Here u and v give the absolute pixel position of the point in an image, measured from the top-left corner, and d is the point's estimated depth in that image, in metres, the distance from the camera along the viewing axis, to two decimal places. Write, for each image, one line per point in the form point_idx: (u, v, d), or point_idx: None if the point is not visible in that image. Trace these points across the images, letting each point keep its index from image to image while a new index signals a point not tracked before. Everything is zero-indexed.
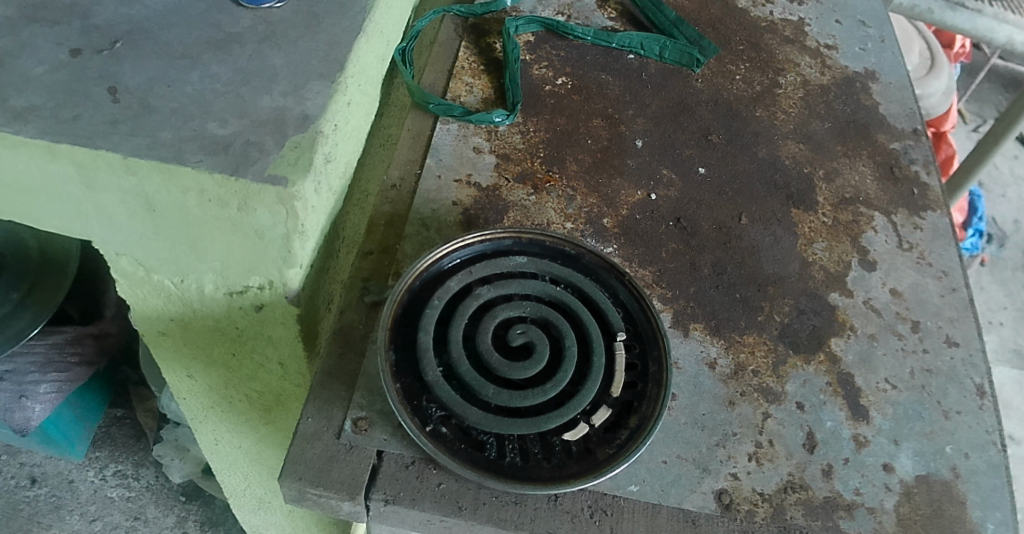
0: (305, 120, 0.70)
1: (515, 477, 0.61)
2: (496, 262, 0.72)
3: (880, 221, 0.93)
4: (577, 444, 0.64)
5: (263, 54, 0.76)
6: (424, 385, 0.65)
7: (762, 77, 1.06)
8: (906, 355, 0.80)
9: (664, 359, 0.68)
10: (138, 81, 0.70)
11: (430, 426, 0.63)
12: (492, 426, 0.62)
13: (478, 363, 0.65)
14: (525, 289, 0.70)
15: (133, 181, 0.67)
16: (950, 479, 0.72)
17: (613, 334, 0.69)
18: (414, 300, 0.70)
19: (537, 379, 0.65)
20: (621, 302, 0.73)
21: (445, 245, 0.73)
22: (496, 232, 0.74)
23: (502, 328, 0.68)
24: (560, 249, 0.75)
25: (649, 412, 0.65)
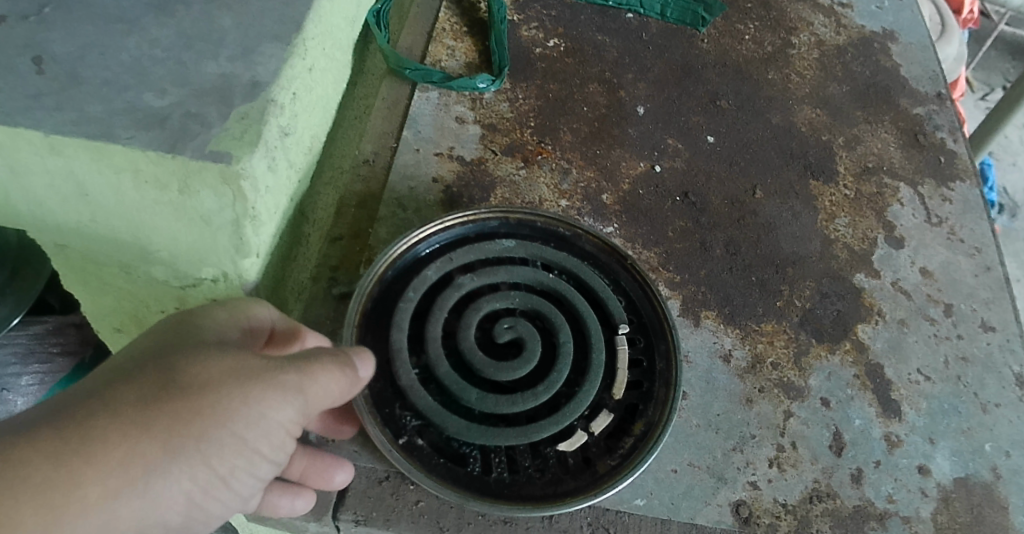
0: (255, 88, 0.61)
1: (503, 496, 0.54)
2: (480, 247, 0.64)
3: (906, 193, 0.84)
4: (573, 456, 0.56)
5: (211, 14, 0.66)
6: (398, 390, 0.57)
7: (773, 36, 0.97)
8: (939, 342, 0.72)
9: (673, 356, 0.61)
10: (68, 50, 0.61)
11: (405, 438, 0.55)
12: (476, 438, 0.54)
13: (459, 364, 0.57)
14: (513, 277, 0.62)
15: (60, 161, 0.58)
16: (991, 482, 0.65)
17: (615, 326, 0.61)
18: (387, 292, 0.61)
19: (528, 381, 0.57)
20: (623, 289, 0.65)
21: (422, 228, 0.64)
22: (480, 213, 0.66)
23: (487, 322, 0.59)
24: (553, 231, 0.67)
25: (657, 418, 0.58)
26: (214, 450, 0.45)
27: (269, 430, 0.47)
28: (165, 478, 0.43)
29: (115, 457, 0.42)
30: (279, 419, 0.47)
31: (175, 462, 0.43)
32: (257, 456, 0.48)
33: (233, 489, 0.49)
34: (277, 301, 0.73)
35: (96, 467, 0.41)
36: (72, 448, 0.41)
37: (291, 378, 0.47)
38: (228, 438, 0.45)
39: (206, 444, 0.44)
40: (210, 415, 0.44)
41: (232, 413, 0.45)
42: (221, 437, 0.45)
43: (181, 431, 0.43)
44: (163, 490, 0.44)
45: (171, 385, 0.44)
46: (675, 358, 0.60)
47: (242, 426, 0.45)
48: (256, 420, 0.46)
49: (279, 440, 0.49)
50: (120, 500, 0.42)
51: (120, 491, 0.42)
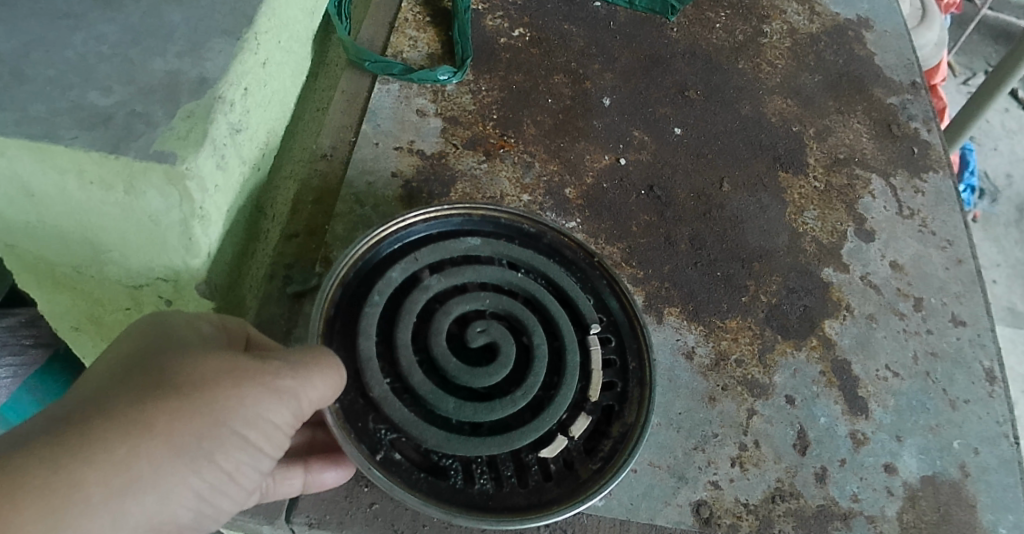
0: (202, 85, 0.59)
1: (487, 507, 0.52)
2: (444, 246, 0.61)
3: (878, 185, 0.83)
4: (554, 461, 0.55)
5: (160, 9, 0.64)
6: (371, 401, 0.53)
7: (744, 25, 0.95)
8: (908, 337, 0.71)
9: (645, 354, 0.60)
10: (9, 46, 0.59)
11: (381, 454, 0.51)
12: (458, 449, 0.52)
13: (433, 371, 0.55)
14: (481, 278, 0.59)
15: (1, 161, 0.56)
16: (958, 480, 0.64)
17: (586, 326, 0.60)
18: (351, 296, 0.58)
19: (502, 385, 0.55)
20: (593, 286, 0.63)
21: (385, 226, 0.61)
22: (443, 209, 0.63)
23: (457, 325, 0.57)
24: (517, 227, 0.65)
25: (633, 418, 0.57)
26: (219, 448, 0.43)
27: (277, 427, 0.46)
28: (170, 478, 0.41)
29: (118, 456, 0.39)
30: (286, 418, 0.46)
31: (179, 462, 0.41)
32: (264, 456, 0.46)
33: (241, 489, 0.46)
34: (232, 301, 0.71)
35: (99, 469, 0.39)
36: (68, 451, 0.38)
37: (288, 384, 0.45)
38: (232, 436, 0.43)
39: (211, 442, 0.42)
40: (215, 411, 0.42)
41: (236, 411, 0.43)
42: (225, 436, 0.43)
43: (186, 430, 0.41)
44: (172, 490, 0.41)
45: (171, 383, 0.42)
46: (647, 358, 0.60)
47: (247, 423, 0.44)
48: (262, 417, 0.44)
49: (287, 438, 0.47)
50: (121, 505, 0.40)
51: (120, 495, 0.39)
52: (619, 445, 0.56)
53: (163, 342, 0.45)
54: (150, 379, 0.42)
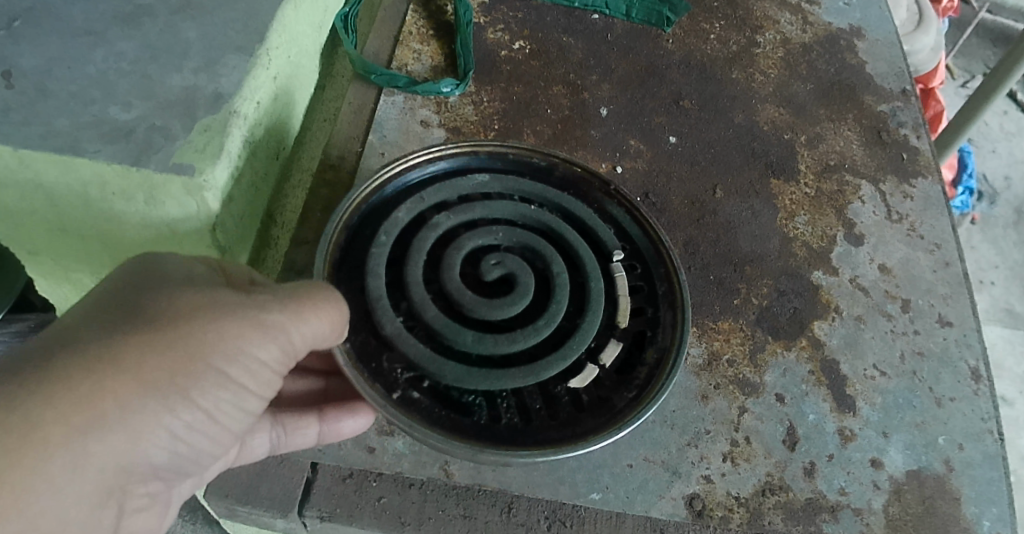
0: (219, 99, 0.62)
1: (519, 441, 0.54)
2: (452, 184, 0.66)
3: (868, 191, 0.86)
4: (586, 393, 0.58)
5: (177, 27, 0.68)
6: (381, 341, 0.56)
7: (738, 35, 0.98)
8: (895, 337, 0.74)
9: (673, 278, 0.65)
10: (35, 64, 0.63)
11: (398, 393, 0.55)
12: (479, 382, 0.54)
13: (446, 306, 0.58)
14: (493, 212, 0.64)
15: (27, 173, 0.59)
16: (943, 474, 0.66)
17: (607, 255, 0.65)
18: (353, 238, 0.62)
19: (522, 319, 0.58)
20: (611, 217, 0.69)
21: (387, 170, 0.66)
22: (446, 149, 0.69)
23: (472, 259, 0.61)
24: (528, 161, 0.71)
25: (667, 342, 0.62)
26: (196, 382, 0.47)
27: (258, 366, 0.49)
28: (145, 410, 0.45)
29: (85, 393, 0.43)
30: (263, 356, 0.49)
31: (151, 397, 0.45)
32: (241, 394, 0.50)
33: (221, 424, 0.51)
34: None
35: (64, 404, 0.43)
36: (37, 386, 0.42)
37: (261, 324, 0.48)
38: (210, 371, 0.47)
39: (187, 376, 0.46)
40: (193, 347, 0.46)
41: (216, 345, 0.47)
42: (197, 372, 0.47)
43: (164, 363, 0.45)
44: (142, 426, 0.46)
45: (152, 319, 0.46)
46: (674, 278, 0.65)
47: (225, 358, 0.48)
48: (242, 352, 0.48)
49: (265, 377, 0.51)
50: (82, 443, 0.43)
51: (83, 433, 0.43)
52: (654, 371, 0.60)
53: (149, 278, 0.48)
54: (134, 314, 0.46)
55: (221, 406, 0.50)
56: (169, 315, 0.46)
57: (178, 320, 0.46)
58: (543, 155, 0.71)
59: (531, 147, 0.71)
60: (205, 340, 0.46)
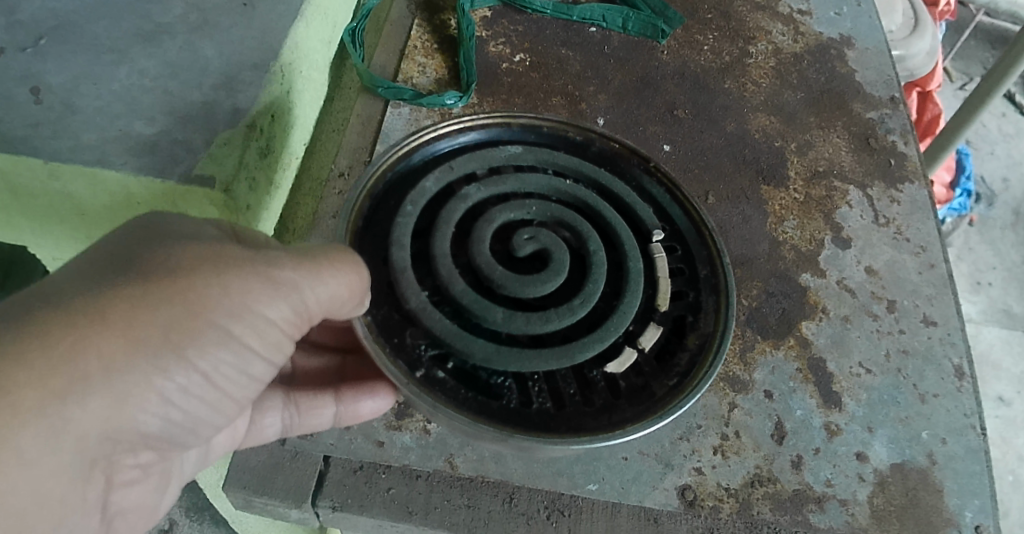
0: (236, 114, 0.69)
1: (552, 427, 0.56)
2: (485, 155, 0.69)
3: (855, 195, 0.89)
4: (623, 379, 0.60)
5: (195, 44, 0.75)
6: (404, 316, 0.59)
7: (731, 46, 1.02)
8: (881, 336, 0.77)
9: (716, 260, 0.68)
10: (62, 80, 0.69)
11: (421, 372, 0.56)
12: (508, 363, 0.56)
13: (475, 280, 0.60)
14: (527, 186, 0.66)
15: (59, 184, 0.66)
16: (926, 467, 0.69)
17: (647, 234, 0.68)
18: (378, 206, 0.64)
19: (555, 298, 0.60)
20: (649, 192, 0.73)
21: (415, 136, 0.69)
22: (478, 120, 0.72)
23: (505, 231, 0.63)
24: (564, 135, 0.74)
25: (710, 329, 0.64)
26: (193, 342, 0.49)
27: (256, 328, 0.52)
28: (138, 367, 0.47)
29: (74, 349, 0.45)
30: (264, 315, 0.51)
31: (143, 355, 0.47)
32: (236, 365, 0.53)
33: (217, 391, 0.53)
34: None
35: (52, 361, 0.44)
36: (27, 342, 0.44)
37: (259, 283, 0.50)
38: (211, 327, 0.49)
39: (184, 333, 0.48)
40: (192, 304, 0.48)
41: (215, 302, 0.49)
42: (193, 330, 0.48)
43: (162, 319, 0.47)
44: (134, 384, 0.47)
45: (151, 274, 0.47)
46: (718, 261, 0.67)
47: (225, 315, 0.49)
48: (244, 309, 0.50)
49: (267, 336, 0.53)
50: (71, 402, 0.45)
51: (71, 392, 0.45)
52: (696, 359, 0.62)
53: (152, 235, 0.50)
54: (135, 270, 0.48)
55: (217, 370, 0.52)
56: (170, 270, 0.48)
57: (179, 275, 0.48)
58: (581, 130, 0.74)
59: (567, 122, 0.74)
60: (205, 297, 0.48)
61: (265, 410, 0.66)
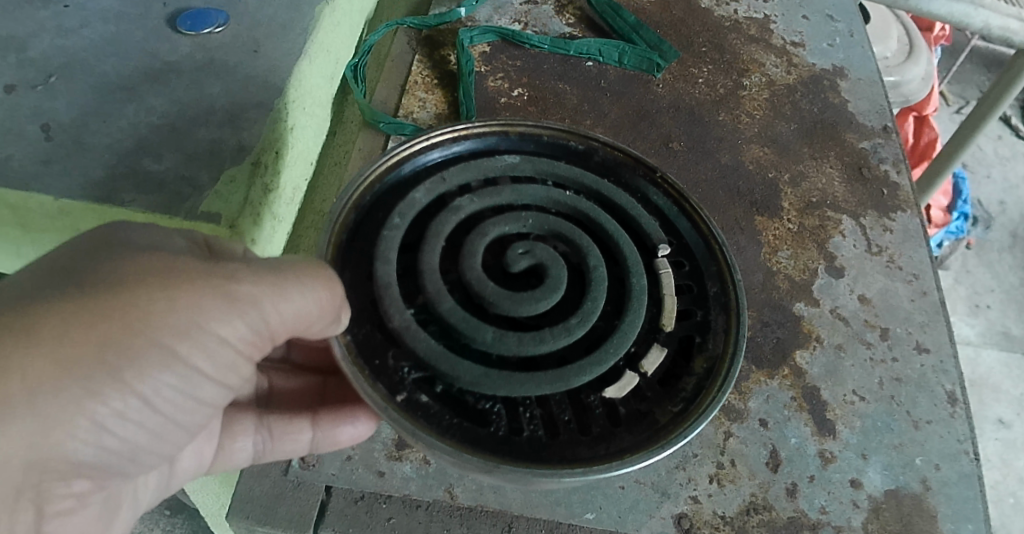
0: (241, 152, 0.74)
1: (543, 456, 0.54)
2: (479, 165, 0.68)
3: (848, 225, 0.91)
4: (623, 405, 0.58)
5: (201, 82, 0.81)
6: (387, 336, 0.57)
7: (725, 78, 1.04)
8: (874, 365, 0.78)
9: (726, 277, 0.67)
10: (71, 117, 0.75)
11: (403, 396, 0.54)
12: (498, 387, 0.54)
13: (465, 296, 0.58)
14: (524, 198, 0.65)
15: (67, 220, 0.71)
16: (920, 493, 0.70)
17: (653, 248, 0.66)
18: (365, 217, 0.63)
19: (552, 317, 0.58)
20: (656, 204, 0.72)
21: (406, 147, 0.68)
22: (474, 128, 0.71)
23: (500, 243, 0.62)
24: (565, 144, 0.73)
25: (718, 351, 0.62)
26: (134, 361, 0.49)
27: (205, 345, 0.51)
28: (69, 389, 0.47)
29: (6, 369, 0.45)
30: (215, 330, 0.51)
31: (76, 374, 0.47)
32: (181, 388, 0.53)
33: (160, 414, 0.54)
34: None
35: None
36: None
37: (206, 298, 0.50)
38: (151, 346, 0.49)
39: (121, 352, 0.48)
40: (136, 320, 0.48)
41: (161, 317, 0.49)
42: (132, 348, 0.48)
43: (101, 336, 0.47)
44: (68, 404, 0.47)
45: (98, 286, 0.48)
46: (729, 278, 0.66)
47: (171, 332, 0.49)
48: (193, 325, 0.50)
49: (216, 353, 0.53)
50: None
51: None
52: (704, 382, 0.60)
53: (103, 246, 0.50)
54: (79, 283, 0.48)
55: (159, 392, 0.51)
56: (116, 282, 0.48)
57: (125, 288, 0.48)
58: (583, 139, 0.74)
59: (568, 130, 0.73)
60: (151, 311, 0.48)
61: (234, 435, 0.69)
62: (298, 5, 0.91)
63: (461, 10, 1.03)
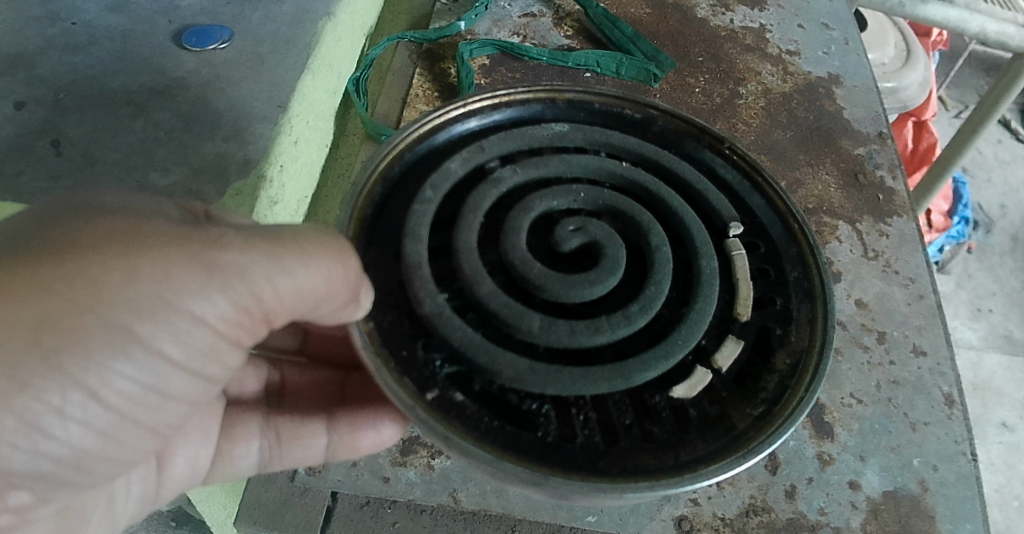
0: (247, 164, 0.78)
1: (604, 465, 0.49)
2: (524, 132, 0.65)
3: (844, 230, 0.92)
4: (693, 406, 0.54)
5: (207, 98, 0.84)
6: (414, 326, 0.53)
7: (721, 87, 1.06)
8: (871, 368, 0.79)
9: (809, 261, 0.63)
10: (81, 132, 0.79)
11: (434, 394, 0.50)
12: (545, 384, 0.50)
13: (507, 278, 0.56)
14: (573, 169, 0.63)
15: None
16: (918, 494, 0.71)
17: (723, 228, 0.63)
18: (394, 189, 0.61)
19: (608, 306, 0.55)
20: (725, 181, 0.68)
21: (441, 112, 0.66)
22: (517, 93, 0.69)
23: (547, 219, 0.59)
24: (620, 112, 0.70)
25: (804, 346, 0.57)
26: (84, 346, 0.47)
27: (171, 329, 0.49)
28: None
29: None
30: (185, 307, 0.49)
31: (13, 354, 0.45)
32: (140, 383, 0.50)
33: (112, 413, 0.51)
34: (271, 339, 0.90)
35: None
36: None
37: (172, 271, 0.48)
38: (102, 325, 0.47)
39: (66, 333, 0.46)
40: (86, 295, 0.46)
41: (118, 291, 0.46)
42: (79, 326, 0.46)
43: (45, 311, 0.45)
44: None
45: (53, 251, 0.46)
46: (812, 260, 0.62)
47: (128, 309, 0.47)
48: (157, 299, 0.47)
49: (189, 342, 0.51)
50: None
51: None
52: (787, 381, 0.55)
53: (72, 213, 0.49)
54: (34, 250, 0.46)
55: (110, 385, 0.49)
56: (73, 249, 0.46)
57: (80, 256, 0.46)
58: (640, 108, 0.71)
59: (623, 97, 0.71)
60: (107, 283, 0.46)
61: (234, 441, 0.72)
62: (301, 22, 0.94)
63: (460, 23, 1.05)
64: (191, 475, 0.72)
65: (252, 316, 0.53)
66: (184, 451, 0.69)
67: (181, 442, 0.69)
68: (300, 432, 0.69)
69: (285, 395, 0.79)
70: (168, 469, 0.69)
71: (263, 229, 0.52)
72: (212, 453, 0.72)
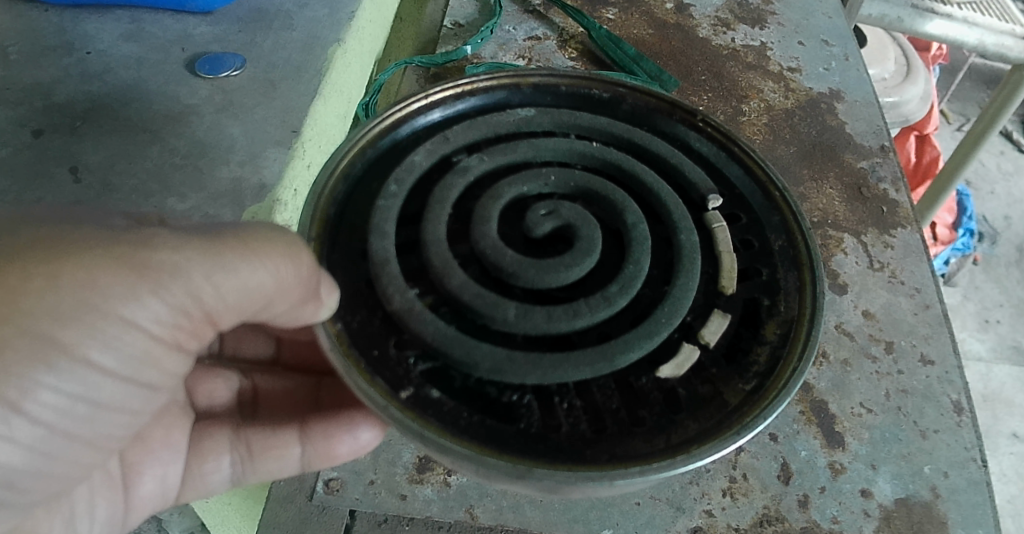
0: (262, 188, 0.80)
1: (590, 453, 0.50)
2: (491, 121, 0.66)
3: (850, 243, 0.93)
4: (682, 386, 0.54)
5: (220, 124, 0.87)
6: (384, 326, 0.54)
7: (725, 105, 1.08)
8: (880, 378, 0.80)
9: (793, 228, 0.63)
10: (99, 160, 0.82)
11: (410, 391, 0.51)
12: (522, 373, 0.50)
13: (481, 269, 0.56)
14: (543, 154, 0.64)
15: None
16: (929, 500, 0.71)
17: (702, 202, 0.64)
18: (356, 183, 0.62)
19: (583, 289, 0.56)
20: (701, 153, 0.69)
21: (401, 106, 0.66)
22: (479, 82, 0.70)
23: (522, 205, 0.60)
24: (588, 93, 0.72)
25: (795, 314, 0.58)
26: (4, 360, 0.46)
27: (100, 334, 0.50)
28: None
29: None
30: (114, 310, 0.49)
31: None
32: (67, 392, 0.51)
33: (40, 426, 0.51)
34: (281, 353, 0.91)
35: None
36: None
37: (96, 275, 0.48)
38: (24, 336, 0.46)
39: None
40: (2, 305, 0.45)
41: (39, 300, 0.46)
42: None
43: None
44: None
45: None
46: (795, 227, 0.63)
47: (51, 319, 0.47)
48: (84, 304, 0.48)
49: (125, 354, 0.52)
50: None
51: None
52: (779, 352, 0.56)
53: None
54: None
55: (34, 398, 0.49)
56: None
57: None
58: (608, 87, 0.72)
59: (590, 77, 0.72)
60: (27, 293, 0.46)
61: (206, 459, 0.74)
62: (311, 49, 0.97)
63: (467, 48, 1.07)
64: (161, 494, 0.74)
65: (192, 317, 0.54)
66: (153, 470, 0.72)
67: (148, 462, 0.71)
68: (272, 442, 0.72)
69: (258, 404, 0.80)
70: (135, 488, 0.71)
71: (198, 229, 0.53)
72: (181, 471, 0.74)
